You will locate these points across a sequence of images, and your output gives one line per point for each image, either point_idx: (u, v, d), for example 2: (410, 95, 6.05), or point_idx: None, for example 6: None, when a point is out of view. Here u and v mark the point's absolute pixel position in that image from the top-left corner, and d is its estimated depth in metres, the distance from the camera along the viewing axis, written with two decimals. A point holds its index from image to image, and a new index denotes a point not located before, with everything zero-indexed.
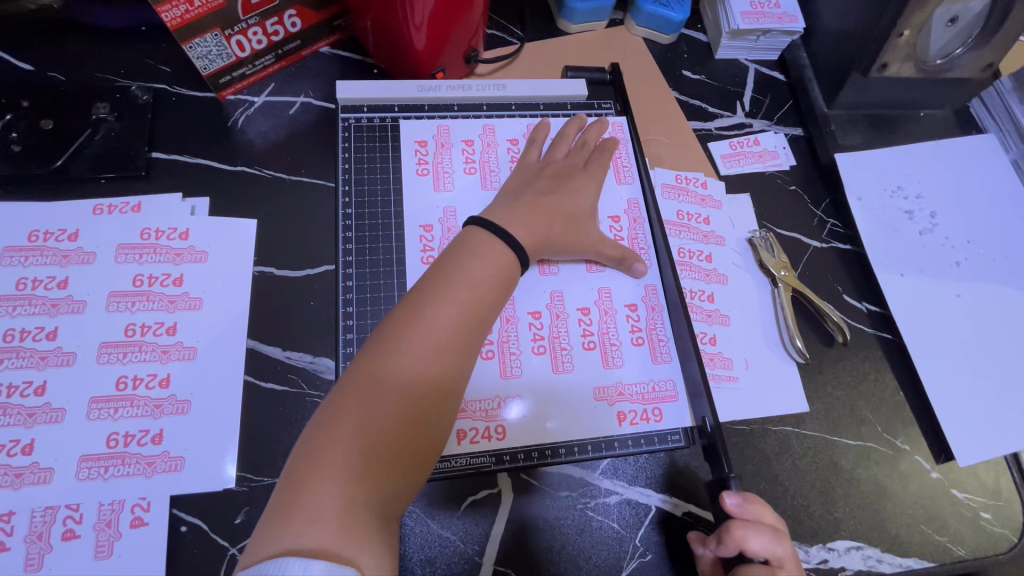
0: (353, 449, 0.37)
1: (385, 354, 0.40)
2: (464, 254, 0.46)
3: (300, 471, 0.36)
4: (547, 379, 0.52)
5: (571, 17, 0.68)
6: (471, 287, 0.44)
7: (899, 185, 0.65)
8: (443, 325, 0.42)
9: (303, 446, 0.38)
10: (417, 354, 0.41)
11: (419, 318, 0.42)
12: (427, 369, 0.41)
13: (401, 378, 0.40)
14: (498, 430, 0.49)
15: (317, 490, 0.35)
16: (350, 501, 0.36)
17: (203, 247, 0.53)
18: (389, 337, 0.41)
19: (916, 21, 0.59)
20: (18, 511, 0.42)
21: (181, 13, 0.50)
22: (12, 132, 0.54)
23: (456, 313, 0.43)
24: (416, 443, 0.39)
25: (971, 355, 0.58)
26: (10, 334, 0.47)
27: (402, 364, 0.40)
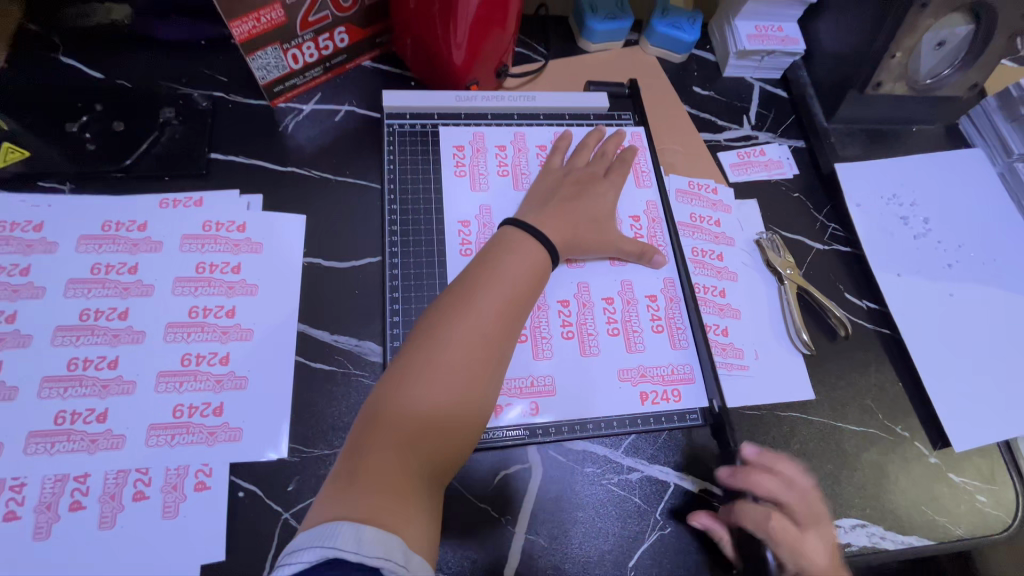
0: (401, 429, 0.41)
1: (433, 339, 0.45)
2: (500, 256, 0.51)
3: (355, 446, 0.41)
4: (575, 362, 0.56)
5: (591, 37, 0.74)
6: (509, 283, 0.49)
7: (894, 194, 0.71)
8: (482, 318, 0.47)
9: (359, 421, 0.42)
10: (458, 344, 0.45)
11: (460, 312, 0.46)
12: (466, 357, 0.45)
13: (443, 365, 0.44)
14: (532, 405, 0.54)
15: (369, 463, 0.39)
16: (399, 474, 0.39)
17: (258, 240, 0.57)
18: (433, 329, 0.46)
19: (907, 44, 0.65)
20: (93, 474, 0.46)
21: (249, 28, 0.55)
22: (87, 133, 0.59)
23: (495, 306, 0.47)
24: (455, 427, 0.43)
25: (962, 349, 0.63)
26: (86, 314, 0.51)
27: (447, 350, 0.44)
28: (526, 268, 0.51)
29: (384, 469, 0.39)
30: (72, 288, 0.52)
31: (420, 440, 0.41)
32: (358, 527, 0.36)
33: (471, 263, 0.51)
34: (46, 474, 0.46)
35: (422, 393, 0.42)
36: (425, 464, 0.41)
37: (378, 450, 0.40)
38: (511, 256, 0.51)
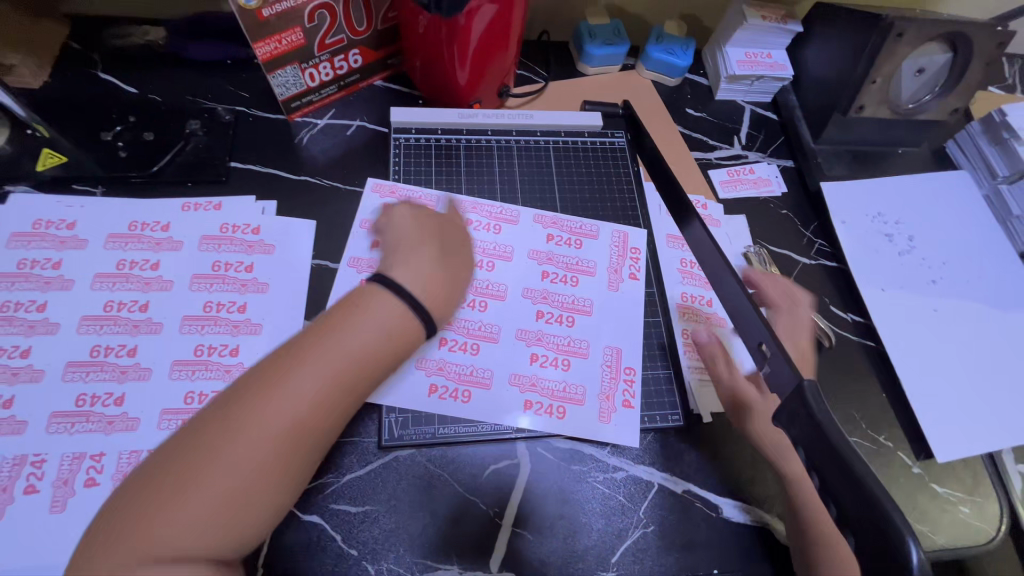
0: (206, 499, 0.36)
1: (257, 394, 0.39)
2: (373, 301, 0.45)
3: (137, 513, 0.35)
4: (598, 368, 0.60)
5: (589, 61, 0.79)
6: (359, 337, 0.43)
7: (879, 212, 0.73)
8: (325, 373, 0.41)
9: (140, 486, 0.36)
10: (293, 399, 0.39)
11: (295, 365, 0.40)
12: (305, 413, 0.39)
13: (272, 421, 0.38)
14: (599, 412, 0.57)
15: (153, 537, 0.35)
16: (195, 546, 0.35)
17: (271, 241, 0.61)
18: (269, 376, 0.40)
19: (885, 70, 0.70)
20: (108, 453, 0.49)
21: (271, 49, 0.60)
22: (119, 141, 0.64)
23: (326, 362, 0.41)
24: (284, 483, 0.39)
25: (946, 362, 0.64)
26: (110, 305, 0.55)
27: (274, 406, 0.39)
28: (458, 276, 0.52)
29: (177, 541, 0.35)
30: (99, 281, 0.56)
31: (226, 509, 0.36)
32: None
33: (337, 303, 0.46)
34: (65, 452, 0.49)
35: (240, 452, 0.37)
36: (233, 532, 0.37)
37: (170, 520, 0.35)
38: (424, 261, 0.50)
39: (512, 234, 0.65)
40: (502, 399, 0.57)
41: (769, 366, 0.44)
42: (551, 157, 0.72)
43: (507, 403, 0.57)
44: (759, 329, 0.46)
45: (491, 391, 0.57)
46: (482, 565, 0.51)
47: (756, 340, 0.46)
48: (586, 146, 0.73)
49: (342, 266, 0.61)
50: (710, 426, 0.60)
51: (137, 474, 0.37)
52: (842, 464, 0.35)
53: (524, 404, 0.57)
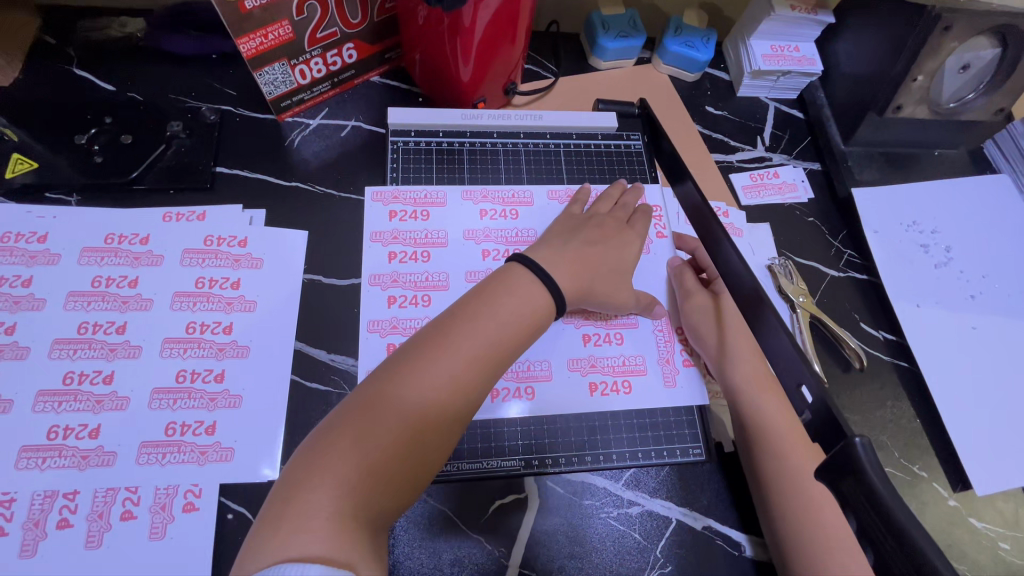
0: (361, 463, 0.38)
1: (399, 380, 0.42)
2: (499, 290, 0.48)
3: (300, 476, 0.38)
4: (651, 333, 0.59)
5: (601, 55, 0.73)
6: (493, 330, 0.45)
7: (914, 220, 0.68)
8: (460, 355, 0.44)
9: (300, 460, 0.39)
10: (432, 379, 0.42)
11: (433, 356, 0.43)
12: (440, 390, 0.42)
13: (411, 394, 0.41)
14: (663, 377, 0.57)
15: (315, 496, 0.37)
16: (348, 510, 0.37)
17: (259, 255, 0.57)
18: (411, 357, 0.43)
19: (929, 66, 0.64)
20: (82, 491, 0.46)
21: (256, 45, 0.55)
22: (95, 145, 0.59)
23: (464, 357, 0.44)
24: (421, 458, 0.41)
25: (986, 386, 0.60)
26: (85, 327, 0.51)
27: (412, 394, 0.41)
28: (615, 252, 0.56)
29: (333, 502, 0.37)
30: (73, 300, 0.52)
31: (372, 485, 0.39)
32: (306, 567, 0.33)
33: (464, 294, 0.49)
34: (36, 490, 0.45)
35: (386, 422, 0.40)
36: (377, 506, 0.39)
37: (328, 482, 0.37)
38: (570, 243, 0.55)
39: (529, 217, 0.62)
40: (568, 388, 0.55)
41: (810, 411, 0.40)
42: (561, 162, 0.66)
43: (574, 391, 0.55)
44: (798, 367, 0.41)
45: (552, 383, 0.55)
46: None
47: (794, 381, 0.41)
48: (599, 148, 0.68)
49: (364, 285, 0.56)
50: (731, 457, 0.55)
51: (300, 450, 0.40)
52: (884, 517, 0.31)
53: (589, 388, 0.55)
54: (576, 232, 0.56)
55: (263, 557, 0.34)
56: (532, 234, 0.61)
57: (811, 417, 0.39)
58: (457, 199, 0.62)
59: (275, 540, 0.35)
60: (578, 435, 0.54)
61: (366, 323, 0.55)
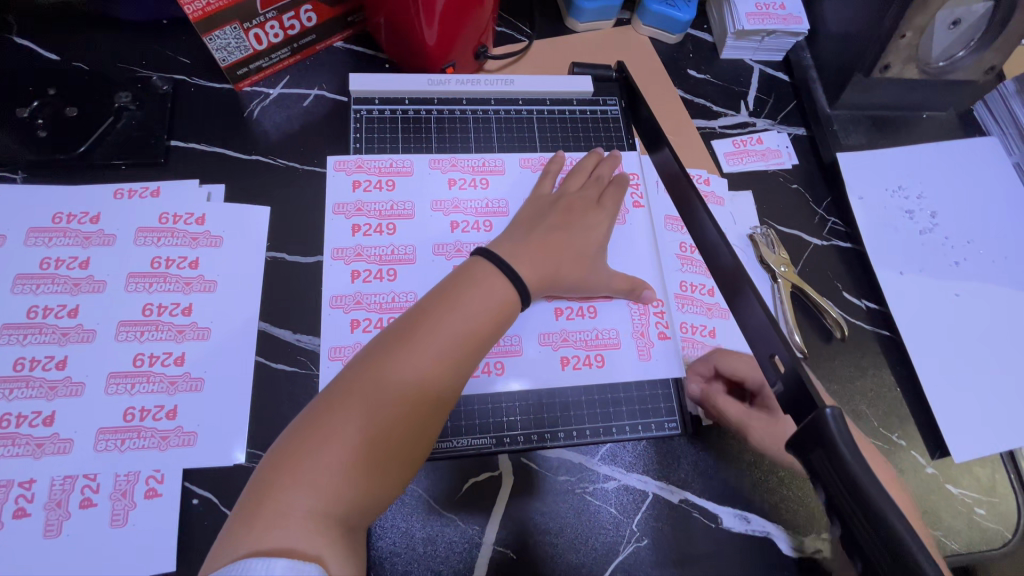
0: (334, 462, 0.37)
1: (369, 377, 0.40)
2: (470, 280, 0.46)
3: (272, 478, 0.36)
4: (626, 306, 0.57)
5: (578, 16, 0.69)
6: (465, 321, 0.44)
7: (899, 185, 0.66)
8: (433, 348, 0.42)
9: (270, 463, 0.38)
10: (402, 373, 0.41)
11: (404, 350, 0.41)
12: (413, 385, 0.41)
13: (383, 392, 0.40)
14: (637, 350, 0.55)
15: (288, 497, 0.35)
16: (323, 510, 0.36)
17: (218, 233, 0.54)
18: (381, 353, 0.41)
19: (918, 22, 0.60)
20: (38, 479, 0.44)
21: (202, 6, 0.52)
22: (38, 118, 0.56)
23: (436, 350, 0.42)
24: (398, 455, 0.40)
25: (966, 353, 0.59)
26: (34, 311, 0.49)
27: (383, 390, 0.40)
28: (584, 229, 0.55)
29: (306, 503, 0.35)
30: (21, 284, 0.50)
31: (347, 486, 0.37)
32: (271, 565, 0.31)
33: (435, 285, 0.47)
34: None
35: (359, 420, 0.38)
36: (353, 507, 0.37)
37: (300, 484, 0.36)
38: (536, 231, 0.53)
39: (501, 187, 0.60)
40: (540, 362, 0.54)
41: (782, 382, 0.38)
42: (535, 131, 0.64)
43: (545, 366, 0.54)
44: (772, 337, 0.39)
45: (524, 358, 0.54)
46: None
47: (767, 352, 0.40)
48: (574, 115, 0.65)
49: (326, 260, 0.54)
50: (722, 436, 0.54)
51: (269, 454, 0.38)
52: (860, 499, 0.30)
53: (561, 362, 0.54)
54: (536, 222, 0.54)
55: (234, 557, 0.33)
56: (505, 204, 0.59)
57: (783, 389, 0.38)
58: (426, 169, 0.59)
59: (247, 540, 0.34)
60: (553, 412, 0.53)
61: (329, 298, 0.53)
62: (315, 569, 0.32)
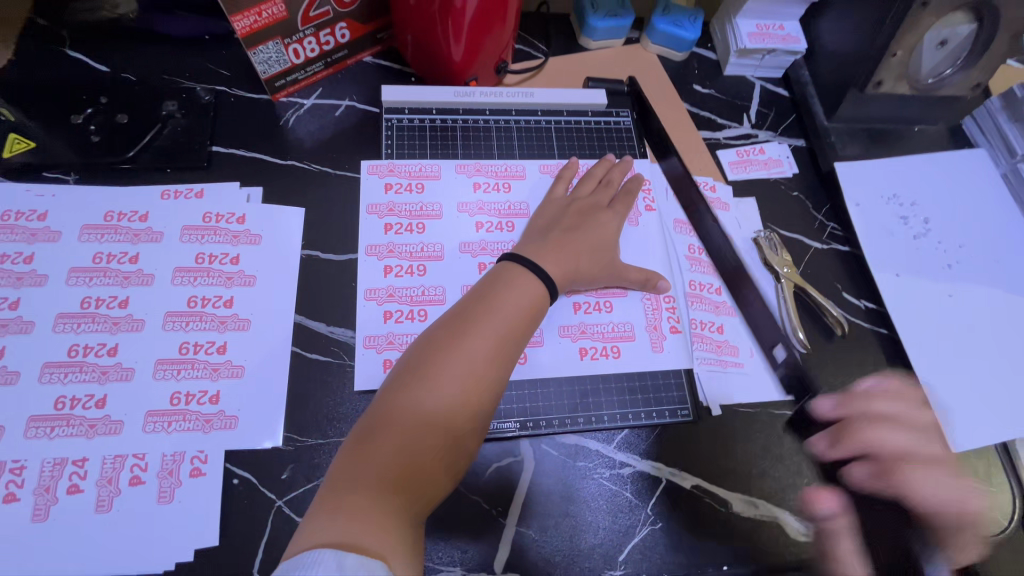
0: (390, 458, 0.41)
1: (421, 376, 0.44)
2: (498, 286, 0.50)
3: (342, 474, 0.40)
4: (639, 301, 0.61)
5: (591, 34, 0.74)
6: (500, 322, 0.48)
7: (894, 193, 0.70)
8: (474, 348, 0.46)
9: (339, 460, 0.41)
10: (448, 371, 0.45)
11: (448, 350, 0.46)
12: (460, 380, 0.44)
13: (433, 389, 0.44)
14: (651, 342, 0.59)
15: (354, 492, 0.39)
16: (387, 502, 0.39)
17: (257, 232, 0.58)
18: (425, 357, 0.46)
19: (907, 42, 0.65)
20: (91, 458, 0.47)
21: (250, 23, 0.56)
22: (91, 124, 0.60)
23: (477, 349, 0.46)
24: (449, 448, 0.43)
25: (960, 350, 0.62)
26: (87, 302, 0.52)
27: (433, 387, 0.44)
28: (599, 231, 0.59)
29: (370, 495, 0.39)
30: (75, 276, 0.53)
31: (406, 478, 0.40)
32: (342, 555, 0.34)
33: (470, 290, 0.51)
34: (46, 458, 0.47)
35: (410, 420, 0.43)
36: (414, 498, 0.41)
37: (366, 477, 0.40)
38: (553, 234, 0.57)
39: (521, 191, 0.64)
40: (560, 354, 0.57)
41: None
42: (552, 140, 0.68)
43: (565, 357, 0.57)
44: None
45: (545, 350, 0.57)
46: (485, 565, 0.49)
47: None
48: (588, 125, 0.69)
49: (361, 256, 0.58)
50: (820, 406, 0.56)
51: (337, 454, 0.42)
52: None
53: (579, 352, 0.57)
54: (556, 222, 0.58)
55: (310, 543, 0.36)
56: (526, 206, 0.63)
57: None
58: (452, 172, 0.63)
59: (321, 530, 0.37)
60: (570, 399, 0.56)
61: (364, 291, 0.57)
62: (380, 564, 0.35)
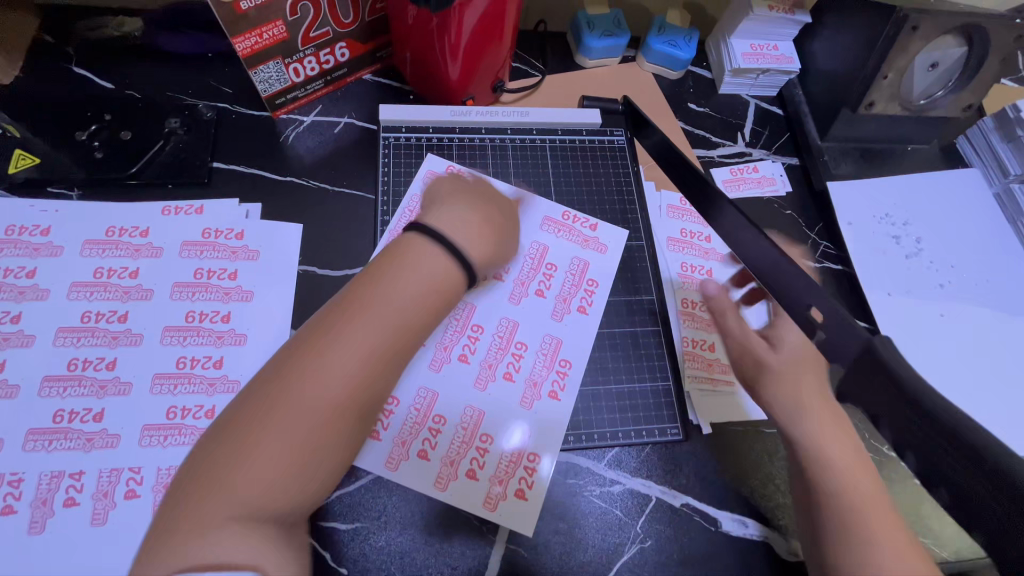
0: (268, 457, 0.37)
1: (310, 355, 0.39)
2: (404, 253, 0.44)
3: (208, 469, 0.37)
4: (556, 240, 0.64)
5: (587, 53, 0.75)
6: (402, 296, 0.42)
7: (887, 213, 0.71)
8: (369, 329, 0.40)
9: (207, 451, 0.37)
10: (337, 355, 0.39)
11: (341, 329, 0.40)
12: (351, 364, 0.39)
13: (322, 372, 0.38)
14: (597, 250, 0.64)
15: (221, 494, 0.35)
16: (263, 503, 0.36)
17: (255, 247, 0.59)
18: (314, 336, 0.40)
19: (898, 65, 0.66)
20: (87, 471, 0.48)
21: (251, 44, 0.57)
22: (95, 141, 0.61)
23: (376, 331, 0.40)
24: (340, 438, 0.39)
25: (951, 370, 0.63)
26: (88, 316, 0.53)
27: (321, 371, 0.38)
28: None
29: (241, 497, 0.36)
30: (76, 290, 0.54)
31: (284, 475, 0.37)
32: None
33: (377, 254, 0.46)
34: (44, 470, 0.47)
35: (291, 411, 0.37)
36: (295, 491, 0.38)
37: (234, 479, 0.36)
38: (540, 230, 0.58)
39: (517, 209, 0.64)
40: (575, 331, 0.60)
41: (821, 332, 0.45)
42: (548, 158, 0.69)
43: (579, 330, 0.60)
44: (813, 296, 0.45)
45: (566, 343, 0.59)
46: None
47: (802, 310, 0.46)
48: (583, 144, 0.70)
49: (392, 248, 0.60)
50: (862, 359, 0.41)
51: (210, 438, 0.38)
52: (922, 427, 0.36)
53: (579, 312, 0.61)
54: None
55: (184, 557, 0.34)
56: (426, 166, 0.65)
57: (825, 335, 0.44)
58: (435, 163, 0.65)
59: (187, 542, 0.34)
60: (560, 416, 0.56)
61: None
62: (251, 574, 0.34)
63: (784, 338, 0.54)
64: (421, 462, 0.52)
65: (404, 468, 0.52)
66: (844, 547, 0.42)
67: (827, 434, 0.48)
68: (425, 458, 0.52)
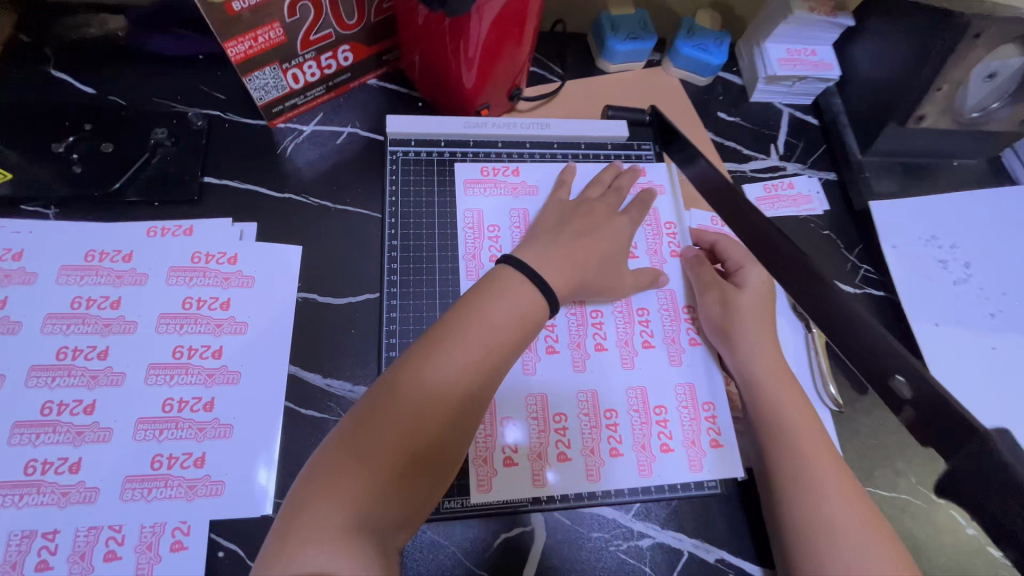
0: (369, 468, 0.37)
1: (413, 371, 0.40)
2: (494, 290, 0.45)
3: (312, 484, 0.36)
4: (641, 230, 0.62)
5: (610, 58, 0.70)
6: (500, 328, 0.43)
7: (933, 235, 0.66)
8: (468, 353, 0.42)
9: (312, 467, 0.37)
10: (438, 375, 0.40)
11: (443, 351, 0.41)
12: (450, 383, 0.40)
13: (424, 389, 0.40)
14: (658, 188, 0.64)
15: (324, 507, 0.35)
16: (361, 523, 0.36)
17: (250, 273, 0.54)
18: (416, 356, 0.41)
19: (954, 76, 0.60)
20: (62, 530, 0.43)
21: (245, 48, 0.52)
22: (74, 153, 0.56)
23: (473, 355, 0.42)
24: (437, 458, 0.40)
25: (1006, 409, 0.58)
26: (64, 352, 0.48)
27: (424, 387, 0.40)
28: (616, 278, 0.55)
29: (343, 513, 0.35)
30: (51, 323, 0.49)
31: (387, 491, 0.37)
32: None
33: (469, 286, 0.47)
34: (13, 530, 0.43)
35: (395, 425, 0.38)
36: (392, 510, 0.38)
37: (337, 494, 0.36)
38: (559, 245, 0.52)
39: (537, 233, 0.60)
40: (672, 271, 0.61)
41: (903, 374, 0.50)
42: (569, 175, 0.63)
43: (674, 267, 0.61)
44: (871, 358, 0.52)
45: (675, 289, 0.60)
46: None
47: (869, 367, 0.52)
48: (607, 159, 0.65)
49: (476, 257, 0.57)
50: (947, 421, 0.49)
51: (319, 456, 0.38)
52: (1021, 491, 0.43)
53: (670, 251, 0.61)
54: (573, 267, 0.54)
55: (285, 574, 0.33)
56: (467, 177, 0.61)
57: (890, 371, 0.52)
58: (477, 175, 0.61)
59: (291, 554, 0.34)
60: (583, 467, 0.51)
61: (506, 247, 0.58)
62: None
63: (747, 279, 0.58)
64: (508, 470, 0.50)
65: (497, 485, 0.49)
66: (800, 540, 0.44)
67: (786, 401, 0.50)
68: (511, 464, 0.50)
